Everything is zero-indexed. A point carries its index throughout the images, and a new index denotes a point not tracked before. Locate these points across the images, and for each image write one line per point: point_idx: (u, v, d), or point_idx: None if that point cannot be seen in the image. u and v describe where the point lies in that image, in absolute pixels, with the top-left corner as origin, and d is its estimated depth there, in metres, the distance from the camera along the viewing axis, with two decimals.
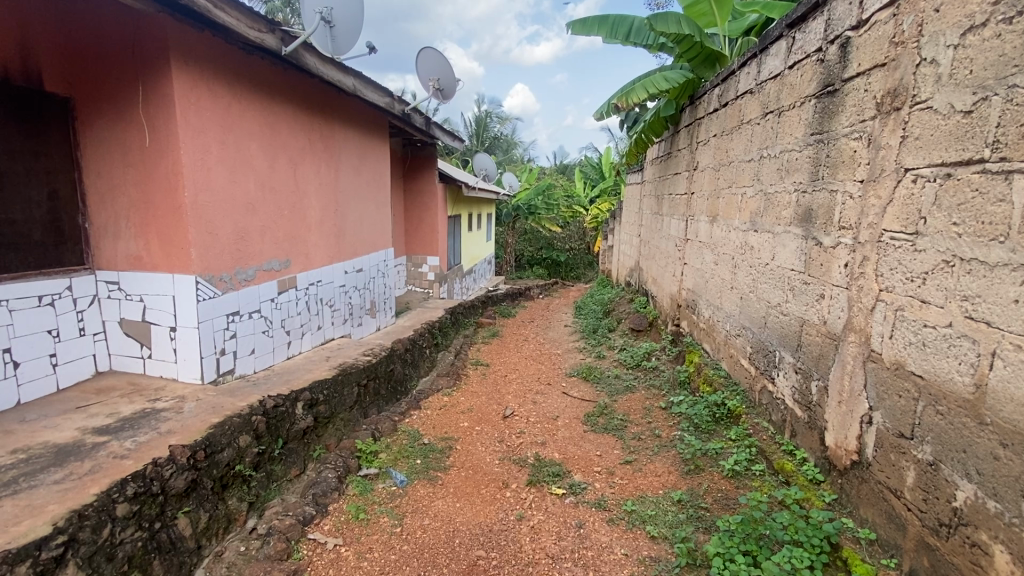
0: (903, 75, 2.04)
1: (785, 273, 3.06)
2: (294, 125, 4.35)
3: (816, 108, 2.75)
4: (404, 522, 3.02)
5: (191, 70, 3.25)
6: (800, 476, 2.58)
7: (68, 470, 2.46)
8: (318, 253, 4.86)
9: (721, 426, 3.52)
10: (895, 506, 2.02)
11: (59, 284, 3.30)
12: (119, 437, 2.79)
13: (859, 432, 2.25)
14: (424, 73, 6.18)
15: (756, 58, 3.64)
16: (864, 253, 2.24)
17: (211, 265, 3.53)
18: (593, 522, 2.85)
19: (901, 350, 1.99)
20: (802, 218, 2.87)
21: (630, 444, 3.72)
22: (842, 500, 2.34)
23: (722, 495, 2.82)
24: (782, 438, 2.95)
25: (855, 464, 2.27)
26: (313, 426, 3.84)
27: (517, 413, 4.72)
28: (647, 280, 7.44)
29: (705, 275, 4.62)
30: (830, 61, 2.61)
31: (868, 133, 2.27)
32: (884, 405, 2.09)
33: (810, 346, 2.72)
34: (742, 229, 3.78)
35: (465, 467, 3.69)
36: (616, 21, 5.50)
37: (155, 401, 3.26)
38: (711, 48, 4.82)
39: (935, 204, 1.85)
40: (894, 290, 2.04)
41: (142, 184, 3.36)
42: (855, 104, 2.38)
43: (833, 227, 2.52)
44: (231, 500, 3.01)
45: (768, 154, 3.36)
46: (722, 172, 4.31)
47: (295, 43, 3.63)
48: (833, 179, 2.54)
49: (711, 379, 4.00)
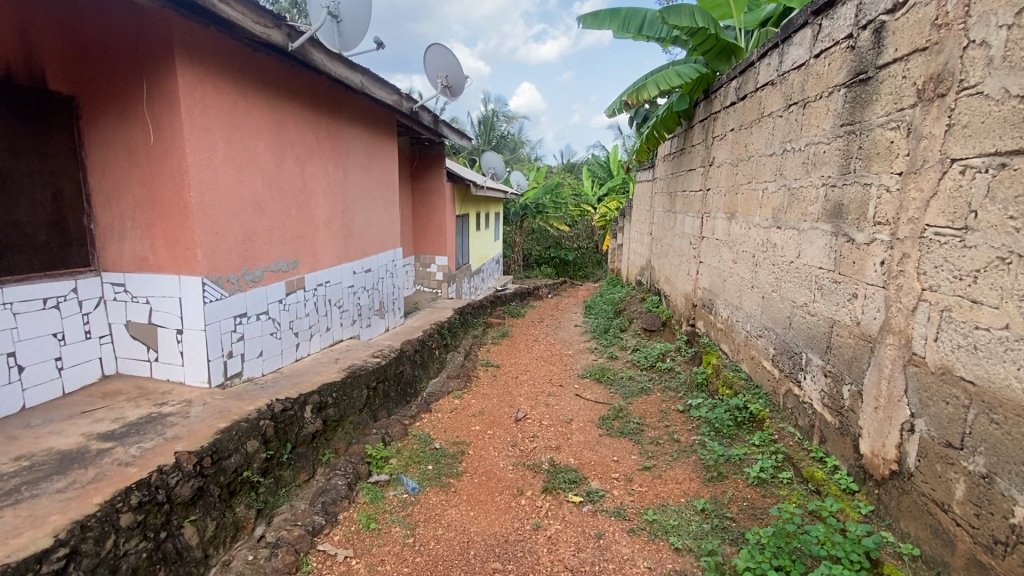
0: (948, 60, 1.90)
1: (812, 272, 2.93)
2: (301, 123, 4.27)
3: (846, 98, 2.62)
4: (417, 532, 2.92)
5: (196, 67, 3.17)
6: (832, 485, 2.46)
7: (71, 478, 2.39)
8: (327, 252, 4.79)
9: (743, 431, 3.39)
10: (941, 520, 1.89)
11: (64, 286, 3.24)
12: (124, 443, 2.72)
13: (899, 441, 2.12)
14: (432, 69, 6.09)
15: (777, 48, 3.48)
16: (904, 250, 2.11)
17: (218, 266, 3.46)
18: (613, 533, 2.73)
19: (948, 354, 1.86)
20: (831, 214, 2.73)
21: (648, 449, 3.61)
22: (880, 512, 2.21)
23: (748, 504, 2.69)
24: (811, 445, 2.81)
25: (896, 474, 2.14)
26: (322, 430, 3.76)
27: (529, 416, 4.62)
28: (659, 279, 7.31)
29: (723, 274, 4.48)
30: (862, 48, 2.47)
31: (907, 122, 2.13)
32: (929, 412, 1.96)
33: (841, 348, 2.59)
34: (764, 226, 3.63)
35: (478, 473, 3.59)
36: (628, 14, 5.33)
37: (161, 405, 3.19)
38: (726, 40, 4.68)
39: (988, 196, 1.71)
40: (939, 290, 1.91)
41: (147, 183, 3.29)
42: (892, 91, 2.24)
43: (868, 223, 2.38)
44: (239, 507, 2.93)
45: (792, 148, 3.22)
46: (741, 167, 4.17)
47: (302, 38, 3.55)
48: (867, 172, 2.41)
49: (731, 381, 3.86)
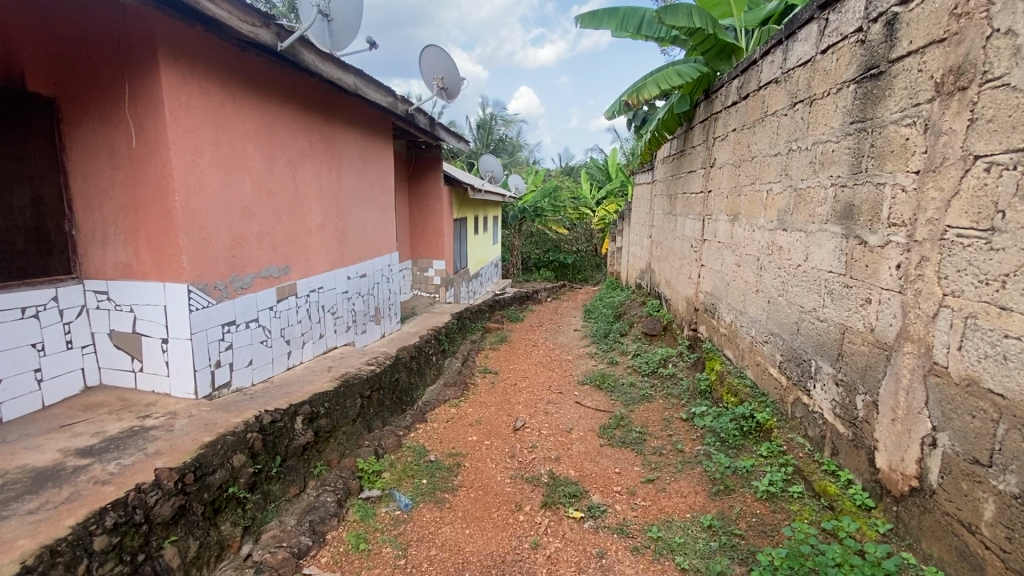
0: (970, 51, 1.79)
1: (821, 275, 2.81)
2: (292, 125, 4.16)
3: (856, 94, 2.50)
4: (409, 553, 2.77)
5: (180, 66, 3.06)
6: (847, 502, 2.33)
7: (44, 498, 2.25)
8: (320, 257, 4.67)
9: (751, 441, 3.25)
10: (969, 543, 1.77)
11: (44, 294, 3.11)
12: (102, 459, 2.58)
13: (919, 456, 2.00)
14: (428, 71, 5.99)
15: (781, 45, 3.37)
16: (923, 253, 1.99)
17: (204, 273, 3.33)
18: (616, 552, 2.60)
19: (974, 364, 1.75)
20: (840, 215, 2.62)
21: (651, 460, 3.48)
22: (900, 531, 2.08)
23: (757, 521, 2.55)
24: (822, 457, 2.69)
25: (916, 492, 2.02)
26: (313, 442, 3.62)
27: (529, 424, 4.49)
28: (659, 283, 7.19)
29: (726, 278, 4.36)
30: (873, 42, 2.37)
31: (924, 118, 2.02)
32: (953, 426, 1.84)
33: (853, 356, 2.47)
34: (769, 228, 3.52)
35: (474, 487, 3.45)
36: (627, 14, 5.23)
37: (144, 418, 3.06)
38: (726, 40, 4.57)
39: (1017, 195, 1.60)
40: (963, 295, 1.79)
41: (130, 188, 3.17)
42: (906, 86, 2.14)
43: (881, 224, 2.27)
44: (224, 525, 2.79)
45: (798, 147, 3.11)
46: (744, 168, 4.05)
47: (292, 37, 3.42)
48: (880, 171, 2.29)
49: (736, 389, 3.73)
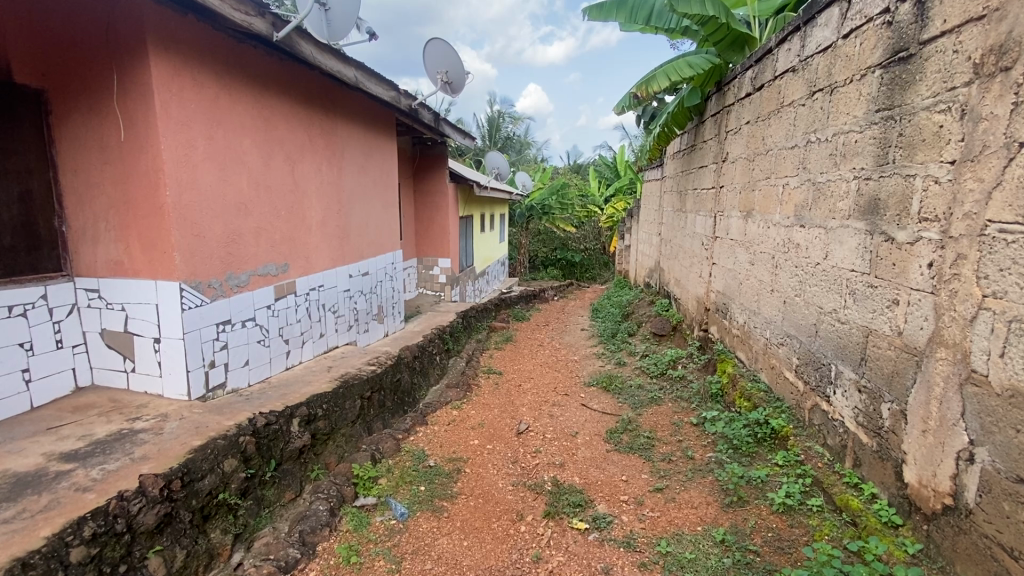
0: (1013, 27, 1.62)
1: (842, 275, 2.64)
2: (290, 118, 4.05)
3: (882, 81, 2.33)
4: (403, 567, 2.66)
5: (171, 56, 2.95)
6: (871, 518, 2.17)
7: (21, 506, 2.16)
8: (320, 254, 4.56)
9: (765, 449, 3.09)
10: (1010, 569, 1.61)
11: (32, 293, 3.03)
12: (86, 464, 2.49)
13: (954, 472, 1.83)
14: (431, 64, 5.84)
15: (798, 31, 3.19)
16: (959, 251, 1.82)
17: (198, 270, 3.23)
18: (621, 567, 2.46)
19: (1019, 373, 1.58)
20: (864, 210, 2.45)
21: (660, 467, 3.32)
22: (931, 552, 1.92)
23: (773, 536, 2.39)
24: (843, 468, 2.53)
25: (950, 510, 1.85)
26: (310, 445, 3.51)
27: (532, 428, 4.36)
28: (668, 282, 7.00)
29: (738, 277, 4.19)
30: (902, 22, 2.19)
31: (960, 103, 1.85)
32: (993, 441, 1.67)
33: (879, 361, 2.30)
34: (785, 224, 3.34)
35: (474, 495, 3.33)
36: (635, 5, 5.03)
37: (134, 421, 2.97)
38: (739, 30, 4.34)
39: None
40: (1005, 297, 1.62)
41: (120, 181, 3.07)
42: (940, 69, 1.96)
43: (911, 220, 2.10)
44: (214, 532, 2.69)
45: (816, 138, 2.93)
46: (758, 162, 3.88)
47: (288, 28, 3.29)
48: (910, 162, 2.12)
49: (749, 394, 3.55)
